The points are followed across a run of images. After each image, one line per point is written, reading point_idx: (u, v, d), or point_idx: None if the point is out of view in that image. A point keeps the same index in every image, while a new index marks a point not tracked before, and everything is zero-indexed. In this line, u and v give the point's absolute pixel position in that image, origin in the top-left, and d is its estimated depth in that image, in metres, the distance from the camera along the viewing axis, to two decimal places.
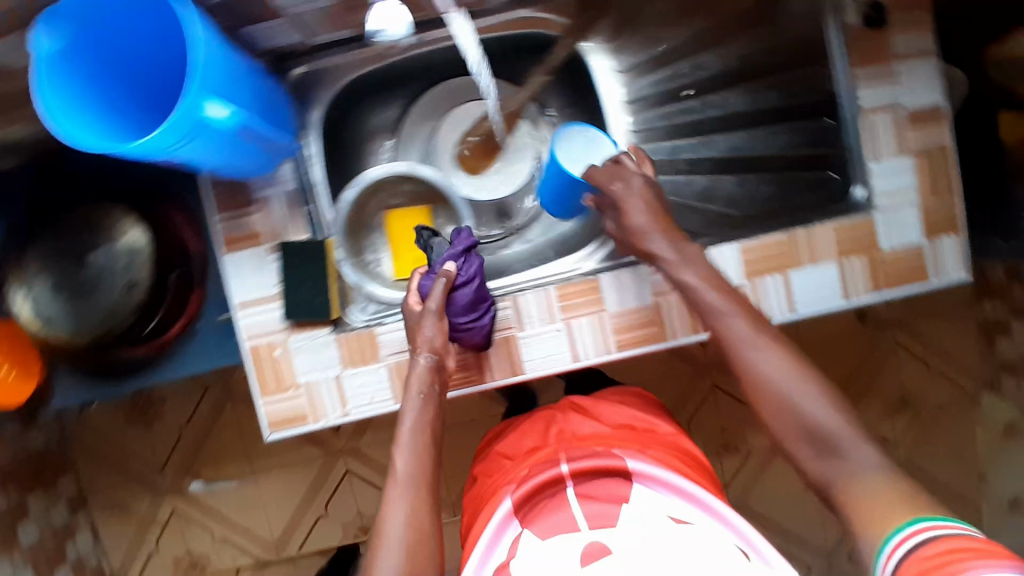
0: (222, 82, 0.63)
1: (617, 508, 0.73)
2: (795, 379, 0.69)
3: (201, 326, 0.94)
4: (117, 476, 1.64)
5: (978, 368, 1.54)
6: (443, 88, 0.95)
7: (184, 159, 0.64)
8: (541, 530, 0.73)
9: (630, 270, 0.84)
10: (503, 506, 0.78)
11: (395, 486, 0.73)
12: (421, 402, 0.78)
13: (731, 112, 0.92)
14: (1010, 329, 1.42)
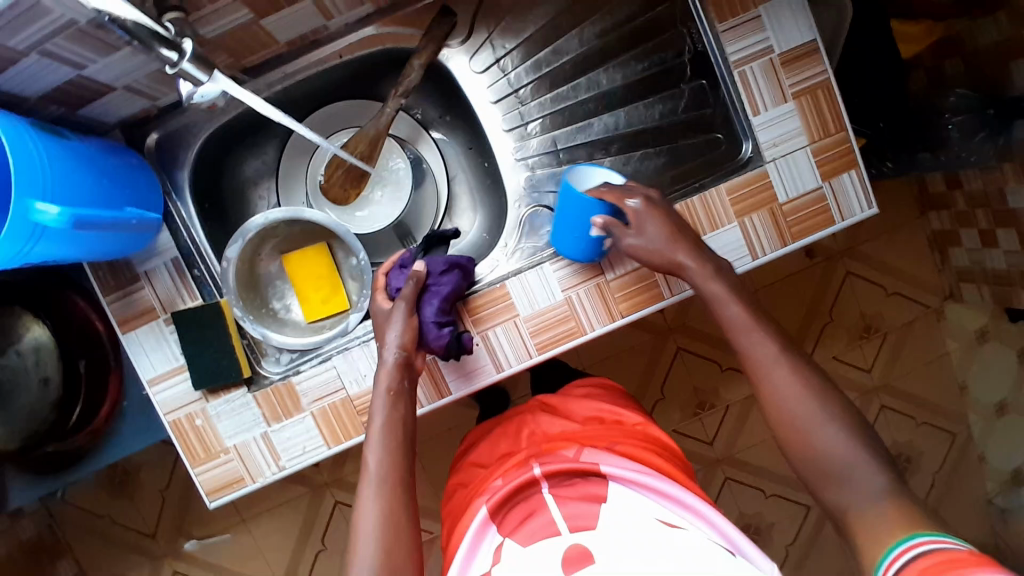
0: (55, 176, 0.61)
1: (596, 508, 0.68)
2: (756, 334, 0.73)
3: (128, 405, 0.94)
4: (111, 551, 1.63)
5: (934, 282, 1.47)
6: (314, 120, 0.91)
7: (39, 259, 0.63)
8: (522, 537, 0.67)
9: (534, 271, 0.82)
10: (478, 514, 0.71)
11: (365, 482, 0.71)
12: (389, 399, 0.75)
13: (603, 91, 0.89)
14: (960, 238, 1.37)
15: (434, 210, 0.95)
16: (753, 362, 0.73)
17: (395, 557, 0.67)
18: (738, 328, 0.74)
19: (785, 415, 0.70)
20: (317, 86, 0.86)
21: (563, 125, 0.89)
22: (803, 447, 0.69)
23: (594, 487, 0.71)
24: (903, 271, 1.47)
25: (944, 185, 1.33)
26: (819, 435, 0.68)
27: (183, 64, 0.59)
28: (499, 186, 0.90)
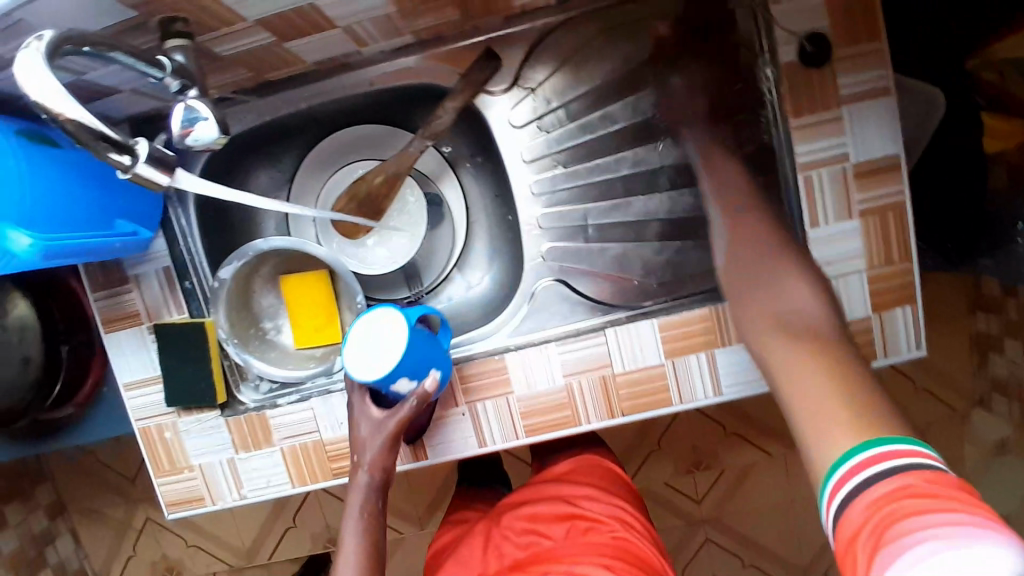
0: (33, 198, 0.56)
1: None
2: (808, 297, 0.66)
3: (107, 391, 0.94)
4: (92, 486, 1.67)
5: (965, 386, 1.37)
6: (341, 137, 0.86)
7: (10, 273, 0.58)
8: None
9: (537, 349, 0.76)
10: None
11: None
12: (359, 519, 0.72)
13: (650, 170, 0.81)
14: (1002, 346, 1.27)
15: (448, 255, 0.89)
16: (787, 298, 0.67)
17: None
18: (761, 292, 0.68)
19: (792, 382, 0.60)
20: (343, 104, 0.79)
21: (596, 199, 0.82)
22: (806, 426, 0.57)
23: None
24: (936, 367, 1.38)
25: (999, 288, 1.25)
26: (813, 331, 0.64)
27: (138, 168, 0.51)
28: (520, 242, 0.84)
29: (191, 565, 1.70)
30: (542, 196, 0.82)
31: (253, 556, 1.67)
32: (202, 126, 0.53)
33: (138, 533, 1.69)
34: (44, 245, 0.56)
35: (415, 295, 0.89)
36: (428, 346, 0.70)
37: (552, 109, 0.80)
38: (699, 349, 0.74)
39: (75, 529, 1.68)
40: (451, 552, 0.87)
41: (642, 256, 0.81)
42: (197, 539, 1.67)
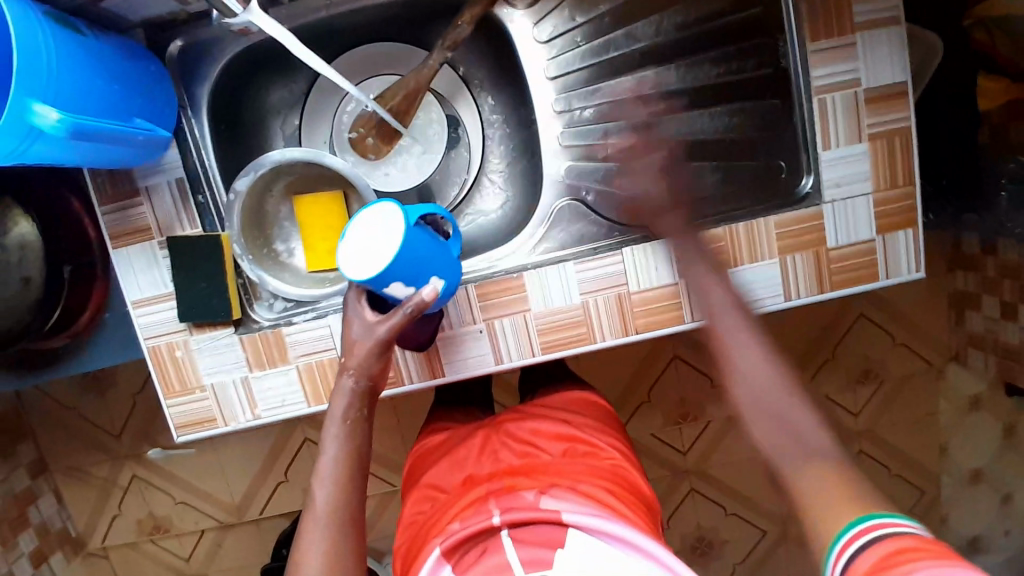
0: (53, 76, 0.54)
1: (551, 552, 0.64)
2: (756, 363, 0.61)
3: (110, 317, 0.90)
4: (74, 444, 1.62)
5: (942, 341, 1.41)
6: (350, 58, 0.86)
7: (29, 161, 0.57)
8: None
9: (556, 268, 0.77)
10: (433, 557, 0.67)
11: (312, 520, 0.66)
12: (347, 428, 0.70)
13: (666, 91, 0.83)
14: (981, 303, 1.30)
15: (461, 181, 0.90)
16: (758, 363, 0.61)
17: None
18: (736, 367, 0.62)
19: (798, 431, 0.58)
20: (362, 20, 0.81)
21: (617, 119, 0.83)
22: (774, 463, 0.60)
23: (556, 531, 0.66)
24: (919, 325, 1.41)
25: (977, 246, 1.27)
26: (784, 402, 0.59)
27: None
28: (535, 168, 0.86)
29: (178, 523, 1.68)
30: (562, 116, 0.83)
31: (243, 511, 1.66)
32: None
33: (123, 491, 1.65)
34: (70, 124, 0.55)
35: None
36: (429, 252, 0.65)
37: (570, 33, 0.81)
38: None
39: (55, 488, 1.64)
40: (443, 456, 0.88)
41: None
42: (184, 496, 1.65)
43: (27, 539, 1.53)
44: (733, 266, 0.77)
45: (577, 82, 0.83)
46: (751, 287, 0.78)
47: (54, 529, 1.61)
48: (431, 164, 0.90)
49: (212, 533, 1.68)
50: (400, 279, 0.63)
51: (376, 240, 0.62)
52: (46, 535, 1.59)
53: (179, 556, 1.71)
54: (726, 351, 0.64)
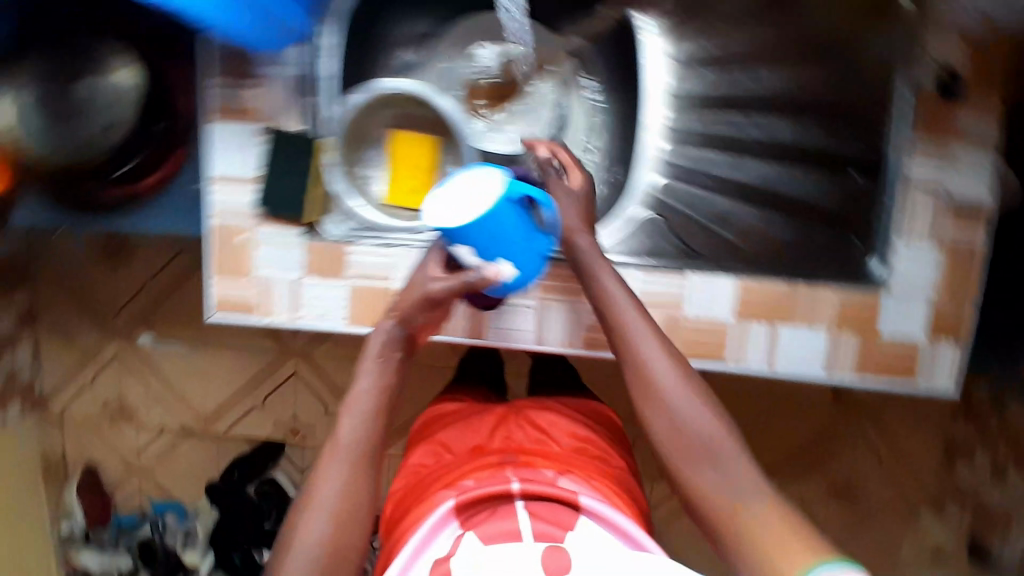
0: None
1: (562, 531, 0.68)
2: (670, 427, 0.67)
3: (175, 187, 0.89)
4: (69, 307, 1.62)
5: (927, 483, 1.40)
6: (483, 22, 0.91)
7: None
8: (487, 535, 0.67)
9: (621, 270, 0.79)
10: (445, 505, 0.71)
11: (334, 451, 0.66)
12: (379, 366, 0.71)
13: (776, 141, 0.85)
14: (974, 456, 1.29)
15: None
16: (670, 415, 0.67)
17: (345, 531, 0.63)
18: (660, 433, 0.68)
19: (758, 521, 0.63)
20: None
21: (721, 152, 0.86)
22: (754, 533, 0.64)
23: (567, 516, 0.70)
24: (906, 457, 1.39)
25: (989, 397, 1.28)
26: (712, 459, 0.65)
27: None
28: (626, 173, 0.87)
29: (143, 414, 1.67)
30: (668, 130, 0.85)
31: (211, 422, 1.66)
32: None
33: (100, 367, 1.64)
34: None
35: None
36: (514, 233, 0.66)
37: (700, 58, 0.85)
38: (766, 320, 0.79)
39: (35, 344, 1.64)
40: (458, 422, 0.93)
41: (743, 221, 0.85)
42: (159, 389, 1.65)
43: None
44: (788, 321, 0.80)
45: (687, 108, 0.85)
46: (798, 349, 0.80)
47: (21, 383, 1.60)
48: (531, 139, 0.91)
49: (172, 434, 1.68)
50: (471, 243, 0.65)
51: (455, 198, 0.64)
52: (11, 386, 1.56)
53: (133, 449, 1.70)
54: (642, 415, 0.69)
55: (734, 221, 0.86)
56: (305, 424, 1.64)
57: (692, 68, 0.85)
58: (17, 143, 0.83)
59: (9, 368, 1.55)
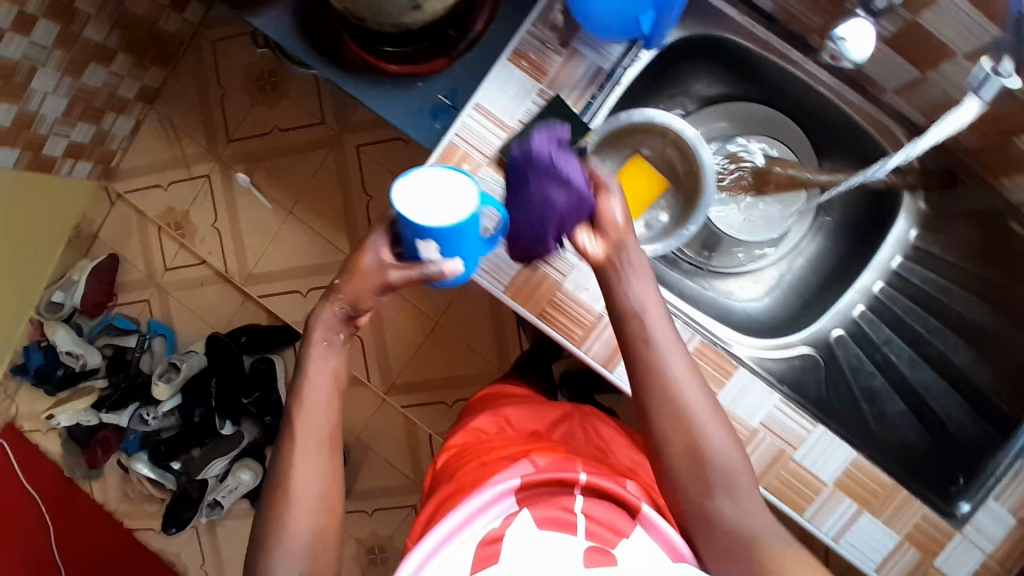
0: None
1: (613, 537, 0.65)
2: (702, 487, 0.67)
3: (418, 87, 0.92)
4: (193, 108, 1.63)
5: None
6: (761, 110, 0.97)
7: None
8: (540, 517, 0.65)
9: (765, 386, 0.81)
10: (510, 482, 0.67)
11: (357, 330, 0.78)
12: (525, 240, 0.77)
13: (949, 359, 0.91)
14: None
15: (739, 261, 0.99)
16: (671, 401, 0.69)
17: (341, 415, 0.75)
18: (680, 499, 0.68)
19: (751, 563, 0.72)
20: (808, 100, 0.91)
21: (904, 340, 0.94)
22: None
23: (623, 522, 0.67)
24: None
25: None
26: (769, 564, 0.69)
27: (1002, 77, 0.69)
28: (808, 308, 0.96)
29: (197, 238, 1.64)
30: (865, 299, 0.95)
31: (249, 280, 1.63)
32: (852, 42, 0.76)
33: (185, 175, 1.64)
34: None
35: (696, 260, 0.99)
36: (467, 240, 0.70)
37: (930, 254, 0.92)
38: (857, 501, 0.82)
39: (140, 120, 1.63)
40: (524, 405, 0.99)
41: (887, 406, 0.92)
42: (223, 228, 1.63)
43: (82, 132, 1.49)
44: (871, 512, 0.82)
45: (895, 291, 0.94)
46: (864, 537, 0.82)
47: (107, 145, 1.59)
48: (745, 231, 0.99)
49: (207, 270, 1.65)
50: (411, 232, 0.68)
51: (415, 195, 0.67)
52: (96, 144, 1.55)
53: (162, 262, 1.66)
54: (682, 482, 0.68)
55: (880, 402, 0.92)
56: None
57: (912, 257, 0.93)
58: None
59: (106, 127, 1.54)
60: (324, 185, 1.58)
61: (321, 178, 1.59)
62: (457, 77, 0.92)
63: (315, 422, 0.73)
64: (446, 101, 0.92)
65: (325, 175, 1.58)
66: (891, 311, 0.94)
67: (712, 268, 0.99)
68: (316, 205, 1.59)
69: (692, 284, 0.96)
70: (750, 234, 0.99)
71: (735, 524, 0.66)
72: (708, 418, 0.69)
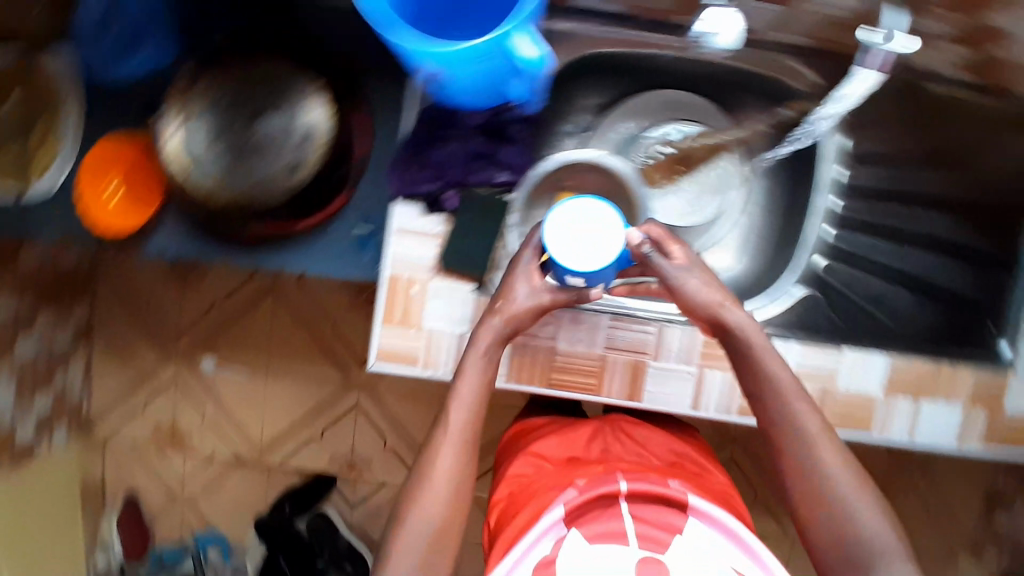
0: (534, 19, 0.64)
1: (669, 535, 0.66)
2: (836, 460, 0.72)
3: (334, 227, 0.88)
4: (132, 322, 1.58)
5: (966, 530, 1.45)
6: (652, 94, 0.93)
7: (477, 74, 0.66)
8: (590, 533, 0.66)
9: (781, 341, 0.82)
10: (552, 513, 0.67)
11: (455, 404, 0.74)
12: (498, 323, 0.74)
13: (931, 235, 0.91)
14: (1012, 505, 1.37)
15: (702, 237, 0.94)
16: (795, 455, 0.73)
17: (461, 487, 0.73)
18: (809, 465, 0.72)
19: (852, 530, 0.70)
20: (694, 68, 0.89)
21: (885, 240, 0.91)
22: (841, 556, 0.70)
23: (670, 518, 0.68)
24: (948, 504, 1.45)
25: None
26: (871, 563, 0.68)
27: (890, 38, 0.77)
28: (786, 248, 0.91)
29: (194, 441, 1.60)
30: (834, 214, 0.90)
31: (265, 451, 1.59)
32: (722, 35, 0.82)
33: (156, 386, 1.60)
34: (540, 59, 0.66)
35: None
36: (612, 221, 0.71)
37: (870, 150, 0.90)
38: (910, 394, 0.83)
39: (88, 359, 1.58)
40: (559, 428, 0.91)
41: (896, 304, 0.90)
42: (215, 418, 1.58)
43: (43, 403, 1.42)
44: (929, 396, 0.83)
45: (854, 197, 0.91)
46: (934, 424, 0.84)
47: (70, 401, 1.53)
48: (695, 211, 0.94)
49: (220, 463, 1.60)
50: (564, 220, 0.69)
51: (572, 226, 0.69)
52: (60, 405, 1.48)
53: (177, 476, 1.62)
54: (814, 455, 0.72)
55: (888, 302, 0.90)
56: (363, 458, 1.59)
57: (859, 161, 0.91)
58: (192, 170, 0.84)
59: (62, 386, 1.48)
60: (288, 330, 1.55)
61: (281, 326, 1.55)
62: (365, 203, 0.88)
63: (415, 542, 0.71)
64: (362, 232, 0.88)
65: (286, 321, 1.55)
66: (863, 214, 0.91)
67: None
68: (291, 352, 1.56)
69: None
70: (700, 212, 0.94)
71: None
72: (820, 444, 0.72)
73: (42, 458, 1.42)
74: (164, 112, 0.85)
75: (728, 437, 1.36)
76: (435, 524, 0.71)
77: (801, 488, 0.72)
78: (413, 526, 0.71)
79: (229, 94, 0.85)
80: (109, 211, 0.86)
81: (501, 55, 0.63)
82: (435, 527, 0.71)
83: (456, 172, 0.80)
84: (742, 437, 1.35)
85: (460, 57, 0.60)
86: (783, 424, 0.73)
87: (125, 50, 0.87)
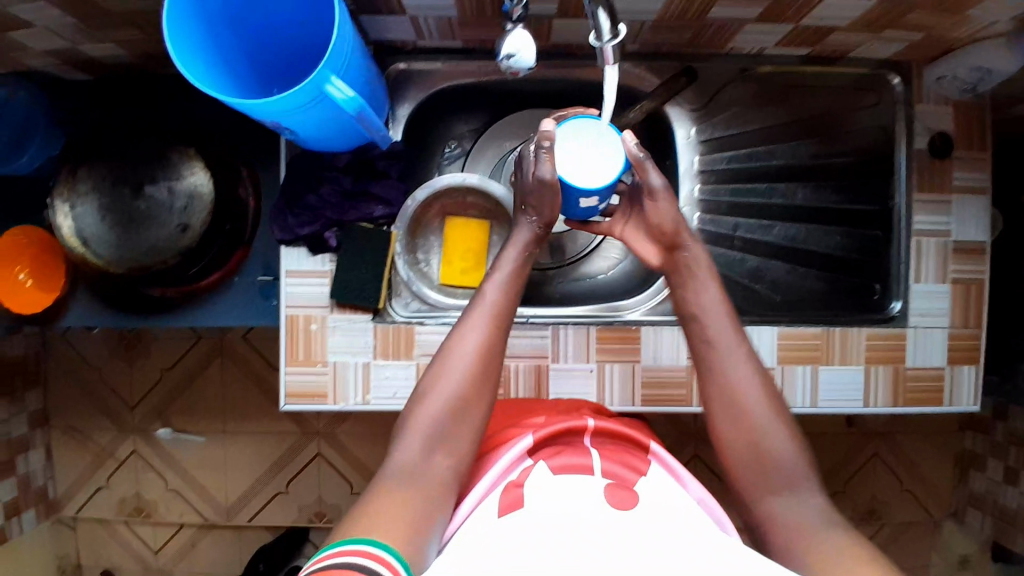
0: (349, 67, 0.68)
1: (635, 476, 0.63)
2: (749, 380, 0.66)
3: (236, 282, 0.92)
4: (82, 398, 1.46)
5: (944, 495, 1.40)
6: (521, 115, 0.98)
7: (299, 122, 0.69)
8: (555, 464, 0.63)
9: (670, 329, 0.85)
10: (522, 442, 0.66)
11: (478, 310, 0.69)
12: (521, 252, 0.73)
13: (794, 204, 0.95)
14: (985, 465, 1.32)
15: (588, 243, 1.03)
16: (742, 417, 0.65)
17: (478, 392, 0.66)
18: (733, 385, 0.66)
19: (768, 449, 0.64)
20: (548, 85, 0.92)
21: (747, 216, 0.97)
22: (760, 478, 0.64)
23: (637, 463, 0.65)
24: (924, 475, 1.39)
25: (987, 409, 1.32)
26: (788, 486, 0.63)
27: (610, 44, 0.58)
28: None
29: (162, 512, 1.48)
30: (699, 205, 0.98)
31: (232, 513, 1.46)
32: (523, 51, 0.68)
33: (117, 465, 1.47)
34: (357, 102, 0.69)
35: (556, 263, 1.03)
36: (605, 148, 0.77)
37: (723, 136, 0.96)
38: (807, 363, 0.85)
39: (48, 446, 1.47)
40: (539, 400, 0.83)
41: (775, 274, 0.96)
42: (177, 486, 1.46)
43: (5, 490, 1.34)
44: (825, 363, 0.86)
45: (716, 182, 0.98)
46: (837, 387, 0.86)
47: (34, 489, 1.43)
48: None
49: (191, 530, 1.48)
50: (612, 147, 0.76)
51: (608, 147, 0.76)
52: (25, 490, 1.40)
53: (150, 548, 1.50)
54: (727, 373, 0.67)
55: (766, 274, 0.96)
56: (334, 507, 1.45)
57: (722, 148, 0.97)
58: (88, 247, 0.87)
59: (23, 476, 1.39)
60: (241, 395, 1.44)
61: (233, 388, 1.44)
62: (264, 252, 0.93)
63: (434, 420, 0.64)
64: (270, 278, 0.92)
65: (237, 383, 1.43)
66: (727, 199, 0.98)
67: (573, 259, 1.03)
68: (243, 410, 1.44)
69: (561, 286, 1.01)
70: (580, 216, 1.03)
71: (790, 524, 0.61)
72: (766, 419, 0.65)
73: (10, 542, 1.35)
74: (53, 197, 0.87)
75: (690, 432, 1.30)
76: (457, 391, 0.65)
77: (732, 429, 0.66)
78: (440, 393, 0.65)
79: (110, 172, 0.88)
80: (24, 293, 0.91)
81: (319, 102, 0.67)
82: (446, 470, 0.63)
83: (331, 213, 0.84)
84: (705, 431, 1.30)
85: (265, 104, 0.63)
86: (695, 336, 0.70)
87: (14, 149, 0.90)
